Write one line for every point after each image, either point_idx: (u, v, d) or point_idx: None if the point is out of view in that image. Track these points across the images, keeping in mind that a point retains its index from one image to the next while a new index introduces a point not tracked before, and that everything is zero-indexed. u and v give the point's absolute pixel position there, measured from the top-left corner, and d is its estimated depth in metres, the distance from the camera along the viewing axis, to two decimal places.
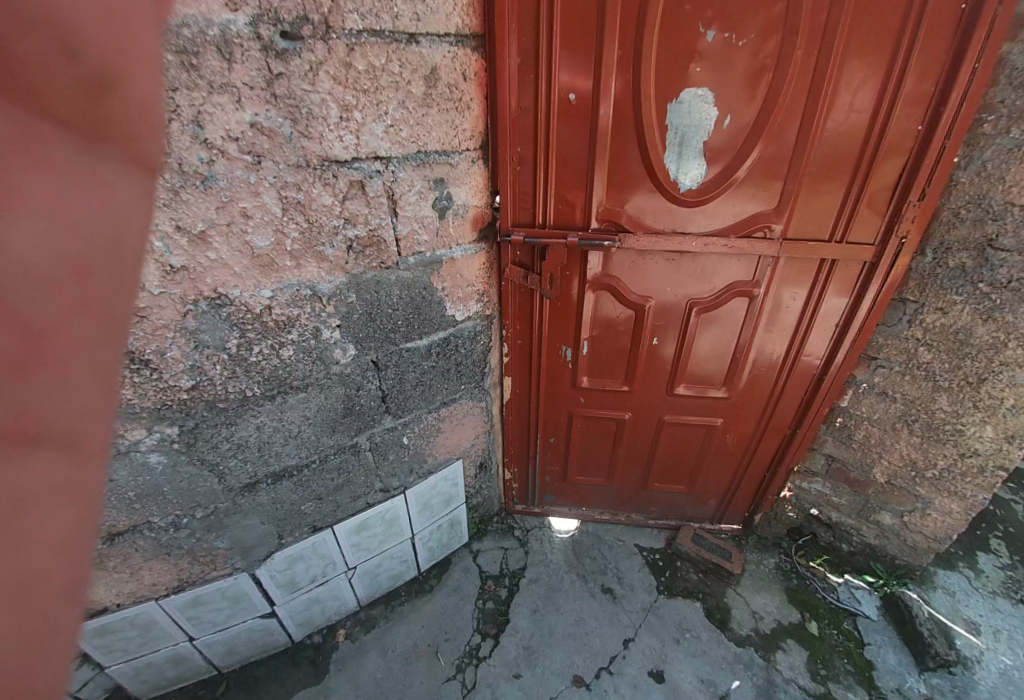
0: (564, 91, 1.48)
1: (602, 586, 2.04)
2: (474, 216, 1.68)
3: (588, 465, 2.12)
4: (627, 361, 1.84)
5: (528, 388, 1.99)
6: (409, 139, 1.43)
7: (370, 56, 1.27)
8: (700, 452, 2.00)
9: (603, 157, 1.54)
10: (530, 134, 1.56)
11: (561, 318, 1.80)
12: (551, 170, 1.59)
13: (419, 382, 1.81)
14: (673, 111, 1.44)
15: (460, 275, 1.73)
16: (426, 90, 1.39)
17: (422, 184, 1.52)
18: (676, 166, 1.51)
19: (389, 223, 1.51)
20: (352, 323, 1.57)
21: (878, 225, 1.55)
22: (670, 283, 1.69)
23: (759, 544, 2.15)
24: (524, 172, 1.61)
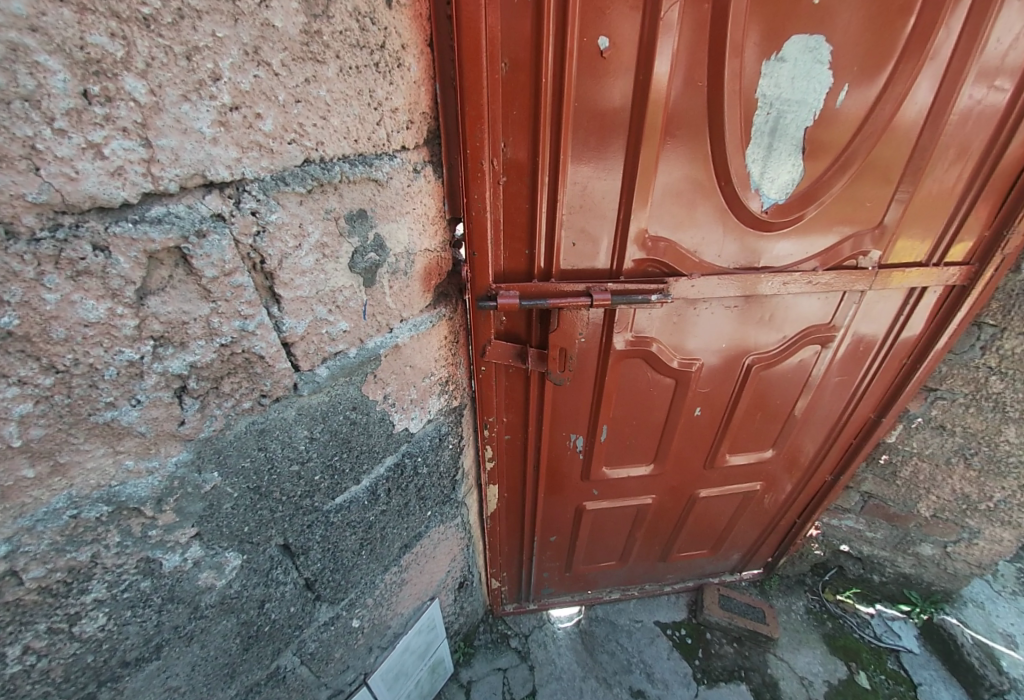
0: (587, 36, 0.80)
1: (631, 690, 1.62)
2: (425, 269, 0.95)
3: (597, 552, 1.65)
4: (659, 441, 1.35)
5: (522, 490, 1.41)
6: (281, 136, 0.67)
7: None
8: (734, 513, 1.69)
9: (651, 156, 0.91)
10: (523, 115, 0.85)
11: (575, 401, 1.21)
12: (560, 179, 0.91)
13: (365, 544, 1.09)
14: (768, 75, 0.86)
15: (411, 368, 1.01)
16: (305, 23, 0.65)
17: (327, 228, 0.76)
18: (761, 167, 0.95)
19: (263, 321, 0.72)
20: (233, 515, 0.81)
21: (979, 243, 1.17)
22: (725, 339, 1.19)
23: (784, 586, 1.95)
24: (512, 185, 0.91)
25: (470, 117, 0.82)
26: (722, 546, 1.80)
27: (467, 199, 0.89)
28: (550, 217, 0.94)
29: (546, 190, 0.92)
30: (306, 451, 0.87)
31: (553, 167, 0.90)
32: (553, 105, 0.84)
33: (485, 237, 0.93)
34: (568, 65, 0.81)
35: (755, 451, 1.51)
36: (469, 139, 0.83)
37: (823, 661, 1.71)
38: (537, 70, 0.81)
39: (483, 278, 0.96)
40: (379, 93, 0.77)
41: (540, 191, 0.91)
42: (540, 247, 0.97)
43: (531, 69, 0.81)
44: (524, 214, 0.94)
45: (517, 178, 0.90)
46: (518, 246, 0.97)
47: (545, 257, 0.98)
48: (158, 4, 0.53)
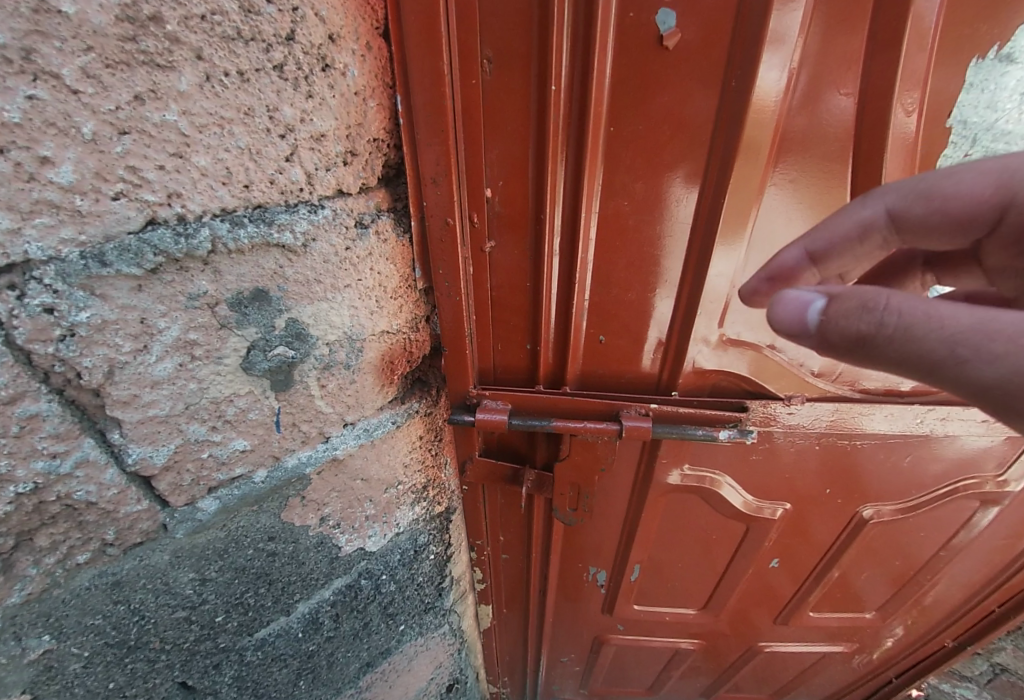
0: (636, 9, 0.46)
1: None
2: (382, 360, 0.67)
3: (625, 679, 1.39)
4: (710, 586, 1.04)
5: (524, 606, 1.16)
6: (97, 186, 0.42)
7: None
8: (810, 664, 1.35)
9: (739, 212, 0.57)
10: (518, 144, 0.52)
11: (597, 534, 0.91)
12: (578, 243, 0.58)
13: (303, 675, 0.85)
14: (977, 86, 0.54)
15: (363, 481, 0.74)
16: (126, 6, 0.38)
17: (195, 320, 0.50)
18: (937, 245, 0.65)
19: (88, 456, 0.49)
20: (85, 677, 0.60)
21: None
22: (831, 484, 0.85)
23: None
24: (503, 253, 0.59)
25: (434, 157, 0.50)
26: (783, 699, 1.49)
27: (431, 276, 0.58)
28: (563, 298, 0.62)
29: (557, 260, 0.59)
30: (198, 595, 0.65)
31: (570, 224, 0.57)
32: (571, 128, 0.51)
33: (458, 330, 0.62)
34: (598, 59, 0.48)
35: (849, 611, 1.16)
36: (423, 187, 0.52)
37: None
38: (542, 68, 0.48)
39: (462, 380, 0.66)
40: (285, 112, 0.49)
41: (549, 262, 0.59)
42: (545, 340, 0.66)
43: (532, 68, 0.48)
44: (522, 293, 0.62)
45: (511, 243, 0.58)
46: (514, 337, 0.66)
47: (555, 353, 0.67)
48: None
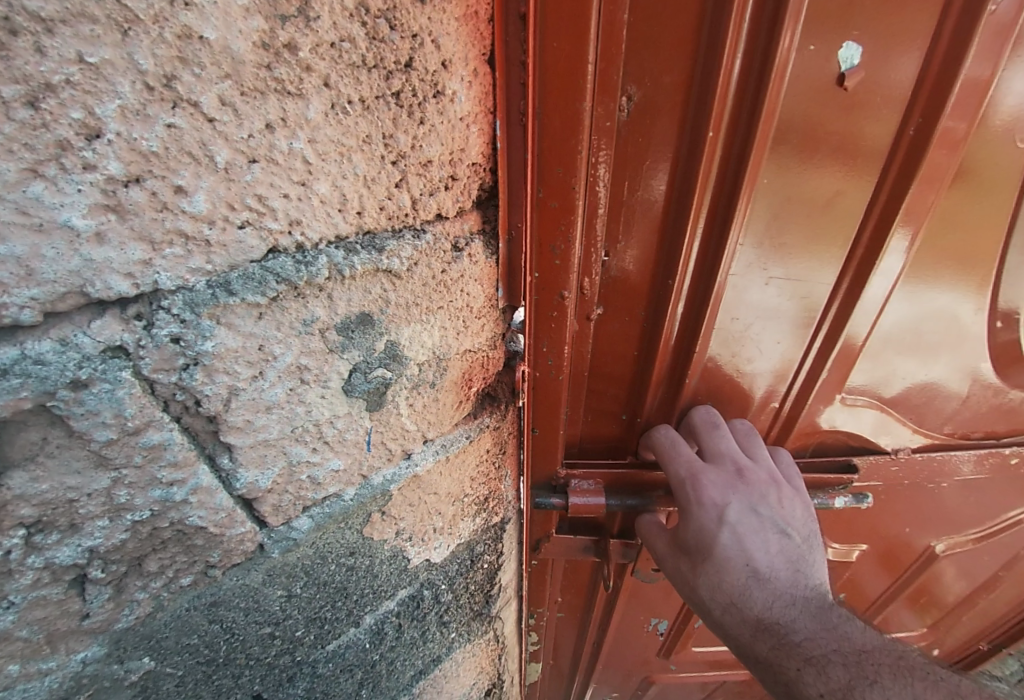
0: (799, 60, 0.60)
1: None
2: (461, 376, 0.67)
3: (664, 690, 1.61)
4: None
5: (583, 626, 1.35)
6: (221, 216, 0.41)
7: None
8: None
9: (796, 267, 0.79)
10: (657, 219, 0.70)
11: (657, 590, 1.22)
12: (722, 253, 0.73)
13: (365, 684, 0.87)
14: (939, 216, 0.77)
15: (435, 497, 0.75)
16: (264, 33, 0.37)
17: (307, 345, 0.50)
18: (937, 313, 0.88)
19: (201, 484, 0.49)
20: (180, 694, 0.62)
21: None
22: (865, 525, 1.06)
23: None
24: (617, 302, 0.78)
25: (544, 251, 0.66)
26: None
27: (533, 345, 0.74)
28: (693, 301, 0.79)
29: (697, 269, 0.76)
30: (283, 612, 0.66)
31: (713, 244, 0.73)
32: (727, 164, 0.66)
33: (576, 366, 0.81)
34: (769, 95, 0.61)
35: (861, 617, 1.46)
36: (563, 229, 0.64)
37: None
38: (698, 116, 0.61)
39: (548, 462, 0.91)
40: (399, 138, 0.48)
41: (666, 310, 0.78)
42: (655, 372, 0.86)
43: (682, 160, 0.65)
44: (637, 332, 0.81)
45: (626, 294, 0.77)
46: (620, 353, 0.84)
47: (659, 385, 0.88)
48: None
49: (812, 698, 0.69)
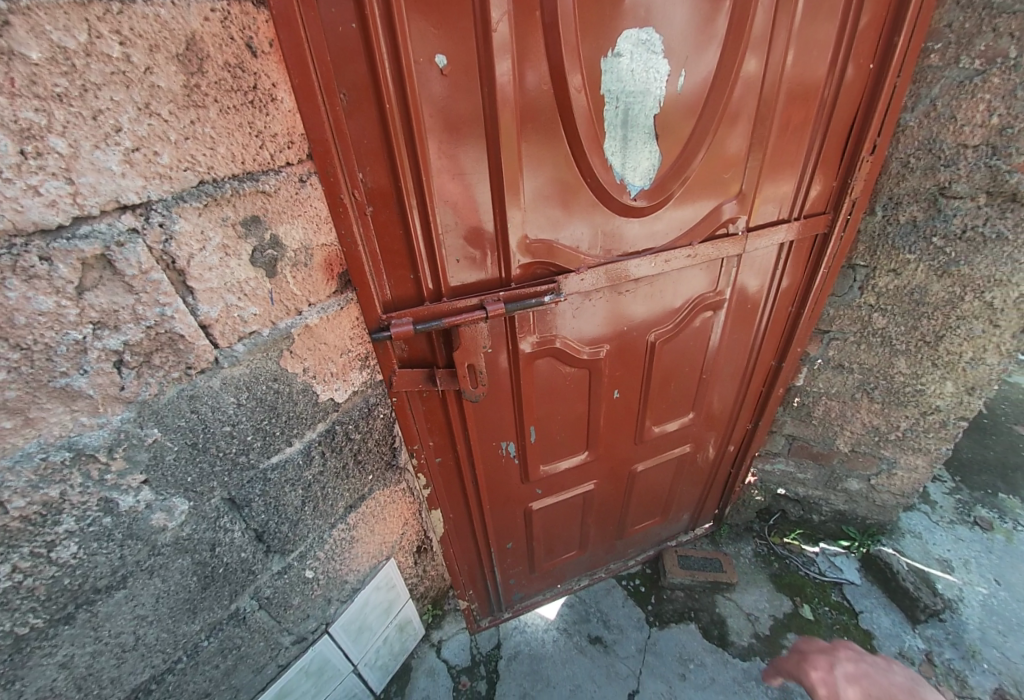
0: (422, 55, 0.97)
1: (590, 636, 2.01)
2: (324, 261, 1.15)
3: (552, 531, 1.91)
4: (586, 429, 1.68)
5: (461, 484, 1.62)
6: (176, 166, 0.90)
7: (46, 26, 0.72)
8: (673, 485, 2.10)
9: (450, 178, 1.11)
10: (379, 156, 1.05)
11: (498, 402, 1.48)
12: (427, 181, 1.09)
13: (307, 500, 1.29)
14: (538, 138, 1.13)
15: (326, 345, 1.21)
16: (185, 80, 0.86)
17: (225, 234, 0.98)
18: (568, 207, 1.24)
19: (179, 307, 0.94)
20: (177, 466, 1.03)
21: (788, 192, 1.51)
22: (620, 320, 1.49)
23: (732, 535, 2.44)
24: (379, 208, 1.11)
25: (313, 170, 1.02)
26: (670, 512, 2.23)
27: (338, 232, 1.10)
28: (425, 220, 1.14)
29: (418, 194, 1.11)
30: (235, 416, 1.08)
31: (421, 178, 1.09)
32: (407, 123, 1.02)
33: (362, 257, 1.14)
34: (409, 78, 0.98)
35: (672, 420, 1.86)
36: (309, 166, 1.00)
37: (770, 599, 2.17)
38: (379, 95, 0.98)
39: (372, 313, 1.22)
40: (259, 124, 0.97)
41: (408, 210, 1.12)
42: (421, 257, 1.19)
43: (379, 116, 1.01)
44: (399, 228, 1.14)
45: (381, 200, 1.10)
46: (397, 255, 1.18)
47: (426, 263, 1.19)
48: (67, 84, 0.76)
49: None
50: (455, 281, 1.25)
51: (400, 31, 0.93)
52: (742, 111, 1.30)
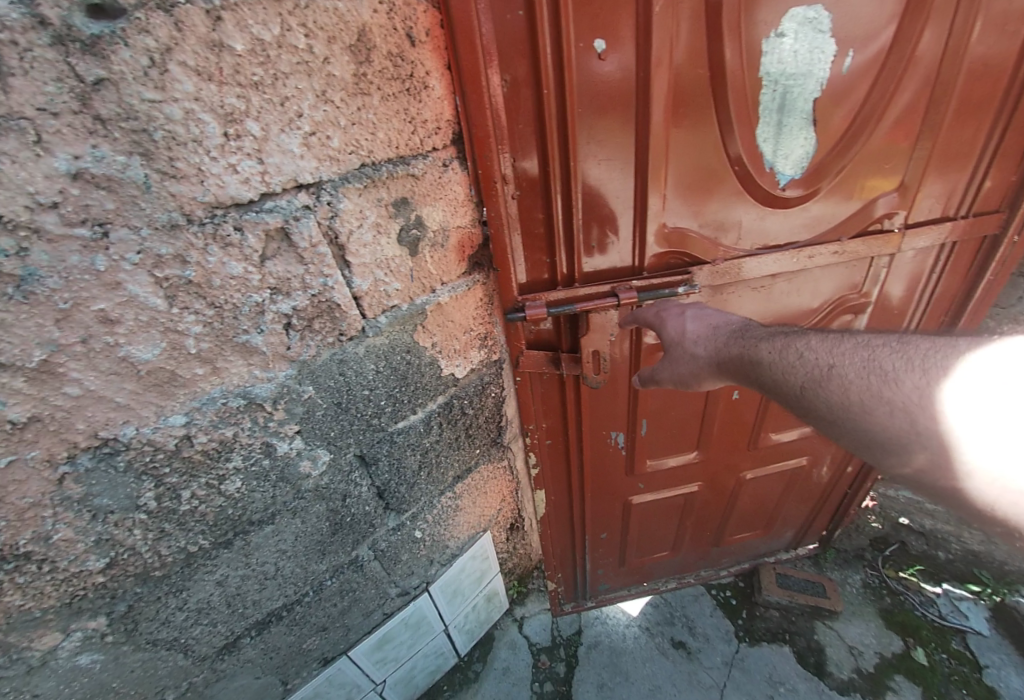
0: (584, 40, 0.96)
1: (673, 640, 1.99)
2: (457, 242, 1.21)
3: (647, 527, 1.92)
4: (699, 430, 1.66)
5: (566, 470, 1.67)
6: (345, 149, 0.98)
7: (250, 23, 0.80)
8: (781, 500, 2.02)
9: (593, 166, 1.11)
10: (530, 142, 1.07)
11: (613, 392, 1.51)
12: (574, 166, 1.09)
13: (423, 465, 1.38)
14: (690, 122, 1.09)
15: (452, 323, 1.28)
16: (355, 69, 0.93)
17: (378, 215, 1.06)
18: (709, 194, 1.19)
19: (338, 279, 1.04)
20: (323, 421, 1.14)
21: (954, 188, 1.32)
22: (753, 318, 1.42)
23: (839, 560, 2.27)
24: (524, 194, 1.13)
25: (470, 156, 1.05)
26: (773, 527, 2.13)
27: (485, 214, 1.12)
28: (567, 205, 1.15)
29: (562, 180, 1.11)
30: (372, 381, 1.17)
31: (568, 163, 1.09)
32: (560, 107, 1.02)
33: (505, 240, 1.17)
34: (568, 63, 0.98)
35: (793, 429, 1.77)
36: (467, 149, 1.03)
37: (878, 635, 2.00)
38: (537, 81, 0.99)
39: (509, 293, 1.23)
40: (413, 111, 1.04)
41: (553, 196, 1.13)
42: (558, 242, 1.20)
43: (534, 102, 1.02)
44: (540, 213, 1.16)
45: (527, 185, 1.12)
46: (534, 239, 1.20)
47: (564, 248, 1.20)
48: (263, 74, 0.84)
49: (765, 355, 1.01)
50: (588, 267, 1.25)
51: (564, 15, 0.93)
52: (908, 98, 1.15)
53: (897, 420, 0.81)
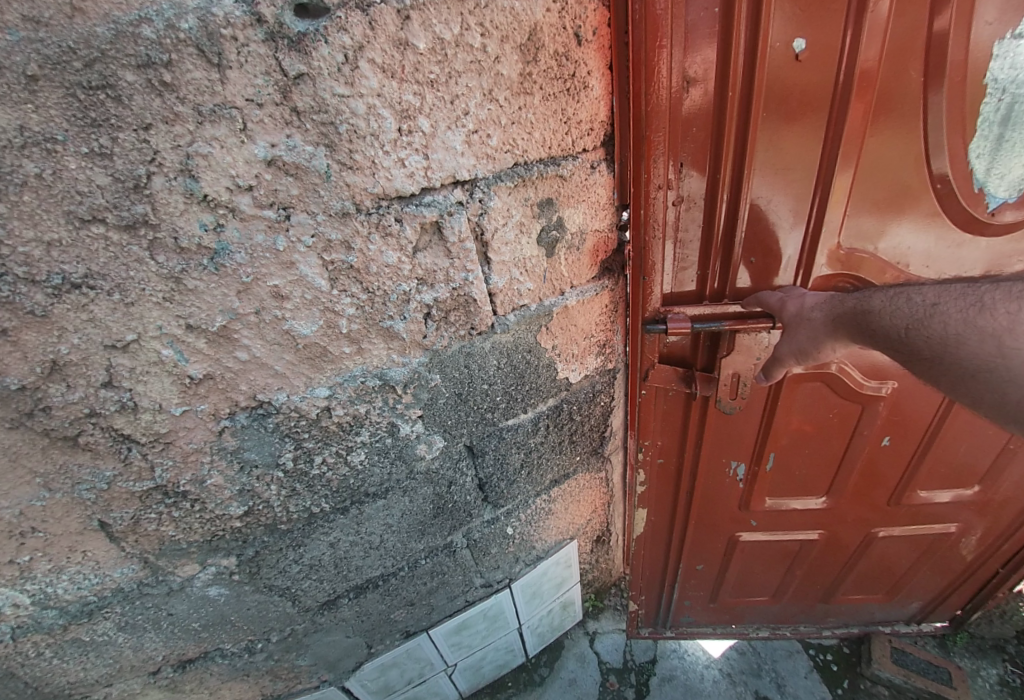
0: (783, 40, 0.89)
1: (757, 693, 1.89)
2: (593, 246, 1.19)
3: (750, 567, 1.81)
4: (832, 475, 1.53)
5: (673, 494, 1.59)
6: (501, 148, 0.99)
7: (433, 23, 0.82)
8: (912, 565, 1.83)
9: (765, 176, 1.03)
10: (701, 149, 1.01)
11: (744, 421, 1.40)
12: (745, 176, 1.03)
13: (525, 464, 1.38)
14: (887, 134, 0.98)
15: (575, 328, 1.26)
16: (522, 68, 0.94)
17: (522, 215, 1.06)
18: (895, 215, 1.07)
19: (479, 274, 1.06)
20: (444, 409, 1.18)
21: None
22: None
23: (973, 648, 2.03)
24: (683, 203, 1.08)
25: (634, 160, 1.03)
26: (896, 594, 1.95)
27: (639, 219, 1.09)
28: (729, 217, 1.08)
29: (730, 190, 1.05)
30: (493, 377, 1.19)
31: (739, 172, 1.03)
32: (743, 113, 0.96)
33: (654, 248, 1.12)
34: (761, 64, 0.91)
35: (944, 489, 1.59)
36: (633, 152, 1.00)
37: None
38: (722, 85, 0.94)
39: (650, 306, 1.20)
40: (569, 112, 1.03)
41: (717, 205, 1.07)
42: (711, 255, 1.14)
43: (714, 106, 0.96)
44: (698, 223, 1.10)
45: (689, 193, 1.07)
46: (686, 250, 1.14)
47: (718, 262, 1.14)
48: (439, 72, 0.87)
49: (878, 305, 0.95)
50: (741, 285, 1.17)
51: (767, 12, 0.86)
52: None
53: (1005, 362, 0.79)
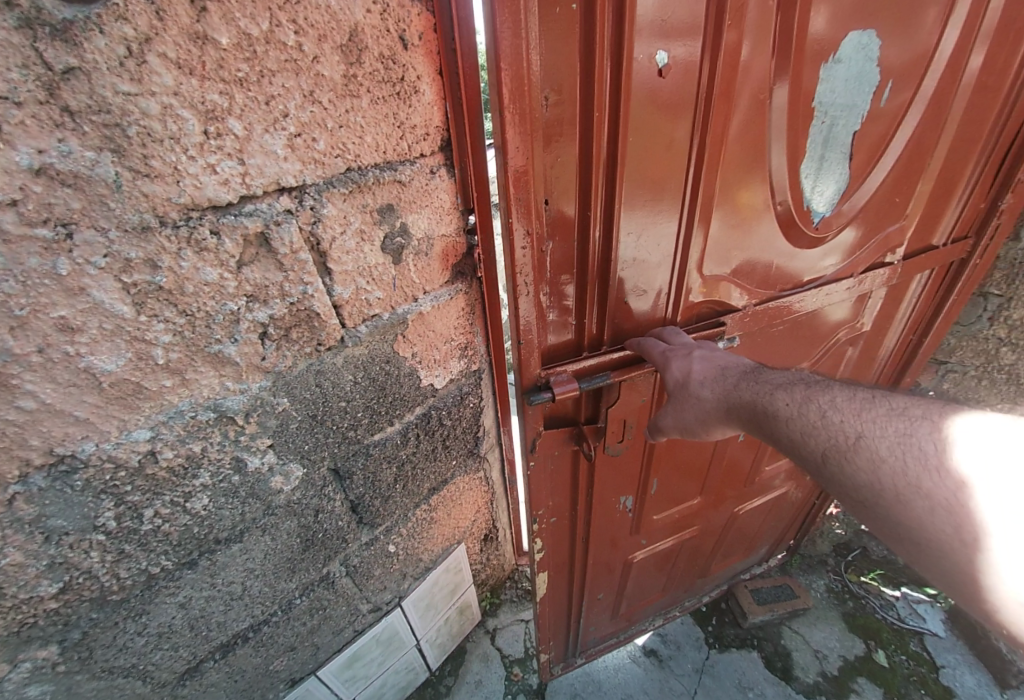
0: (643, 62, 0.94)
1: (646, 650, 2.15)
2: (442, 251, 1.20)
3: (645, 572, 1.93)
4: (701, 477, 1.74)
5: (572, 532, 1.62)
6: (331, 153, 0.93)
7: (237, 16, 0.75)
8: (761, 520, 2.14)
9: (637, 193, 1.08)
10: (573, 170, 1.02)
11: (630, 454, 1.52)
12: (616, 194, 1.06)
13: (399, 478, 1.35)
14: (730, 153, 1.12)
15: (433, 334, 1.25)
16: (345, 70, 0.89)
17: (360, 222, 1.02)
18: (738, 225, 1.24)
19: (319, 287, 0.99)
20: (298, 434, 1.09)
21: (944, 218, 1.57)
22: (772, 351, 1.56)
23: (806, 566, 2.49)
24: (559, 224, 1.07)
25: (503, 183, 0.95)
26: (753, 547, 2.26)
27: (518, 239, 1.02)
28: (604, 235, 1.11)
29: (603, 208, 1.08)
30: (350, 393, 1.13)
31: (609, 191, 1.06)
32: (612, 132, 0.99)
33: (535, 271, 1.07)
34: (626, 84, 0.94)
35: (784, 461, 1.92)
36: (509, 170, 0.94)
37: (841, 638, 2.20)
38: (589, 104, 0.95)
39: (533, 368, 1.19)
40: (402, 116, 1.01)
41: (591, 225, 1.09)
42: (590, 275, 1.16)
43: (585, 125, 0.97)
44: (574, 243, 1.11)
45: (564, 213, 1.06)
46: (565, 272, 1.14)
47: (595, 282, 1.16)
48: (248, 69, 0.79)
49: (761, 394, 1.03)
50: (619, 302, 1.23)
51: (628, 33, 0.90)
52: (922, 132, 1.34)
53: (941, 522, 0.75)
